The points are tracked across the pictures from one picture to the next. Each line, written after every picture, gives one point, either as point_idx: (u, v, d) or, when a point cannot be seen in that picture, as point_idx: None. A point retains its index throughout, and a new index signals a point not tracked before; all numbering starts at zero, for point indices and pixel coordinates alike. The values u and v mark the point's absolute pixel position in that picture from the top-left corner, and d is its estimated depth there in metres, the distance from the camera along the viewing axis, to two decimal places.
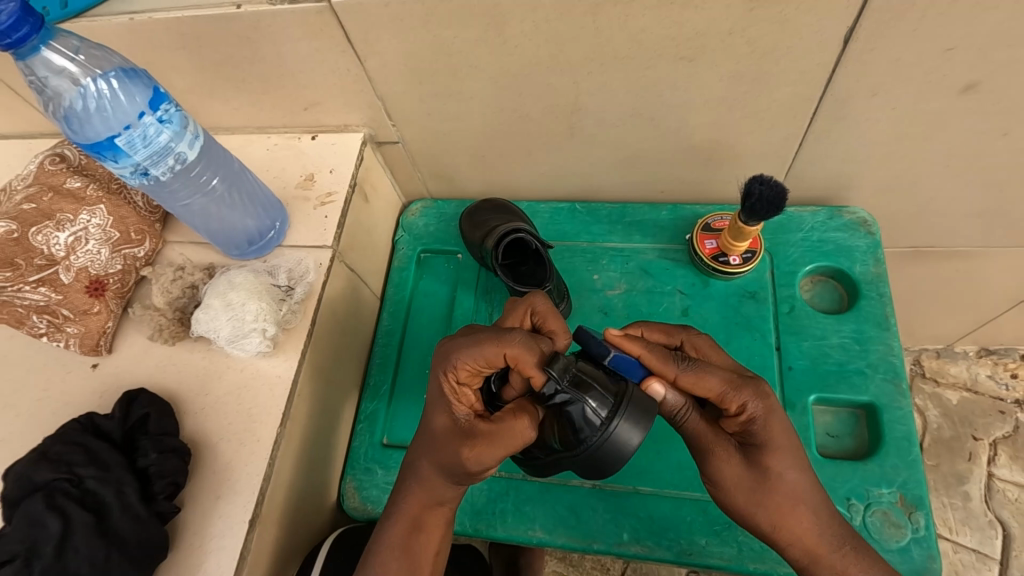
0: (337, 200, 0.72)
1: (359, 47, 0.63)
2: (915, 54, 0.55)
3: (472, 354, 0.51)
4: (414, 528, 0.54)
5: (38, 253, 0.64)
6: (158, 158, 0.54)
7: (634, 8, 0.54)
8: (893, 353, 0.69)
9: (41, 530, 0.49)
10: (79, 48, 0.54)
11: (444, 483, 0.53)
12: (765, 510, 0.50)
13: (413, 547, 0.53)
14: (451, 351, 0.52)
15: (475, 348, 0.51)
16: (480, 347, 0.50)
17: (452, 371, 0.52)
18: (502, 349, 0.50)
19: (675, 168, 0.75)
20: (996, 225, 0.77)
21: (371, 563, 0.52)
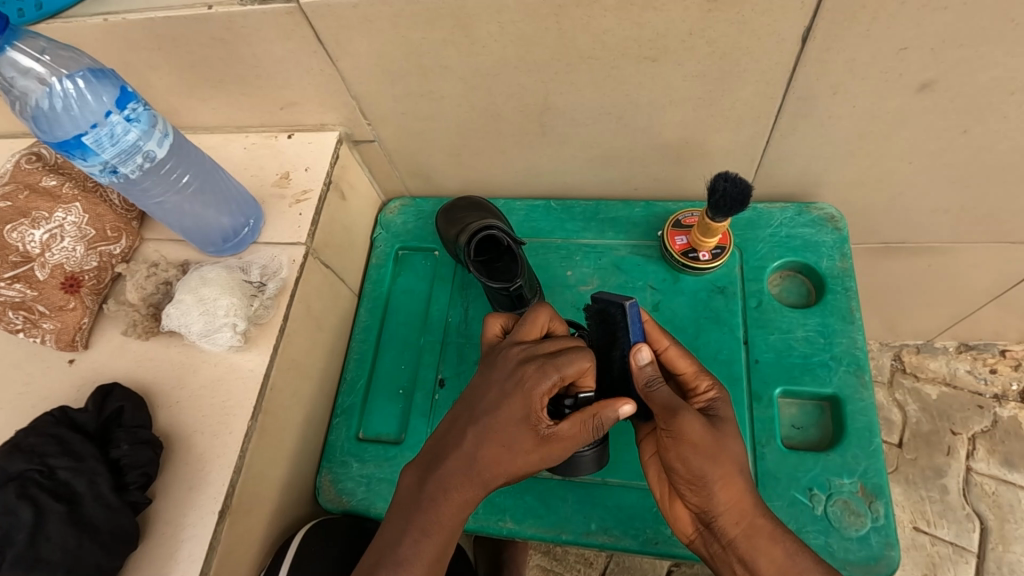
0: (312, 198, 0.74)
1: (331, 47, 0.64)
2: (871, 54, 0.56)
3: (579, 365, 0.54)
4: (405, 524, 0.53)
5: (13, 250, 0.65)
6: (127, 157, 0.55)
7: (595, 8, 0.55)
8: (857, 346, 0.70)
9: (13, 518, 0.51)
10: (45, 49, 0.55)
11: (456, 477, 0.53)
12: (705, 486, 0.53)
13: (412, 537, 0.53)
14: (558, 362, 0.53)
15: (581, 360, 0.54)
16: (583, 359, 0.54)
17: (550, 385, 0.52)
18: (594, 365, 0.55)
19: (645, 166, 0.77)
20: (963, 221, 0.78)
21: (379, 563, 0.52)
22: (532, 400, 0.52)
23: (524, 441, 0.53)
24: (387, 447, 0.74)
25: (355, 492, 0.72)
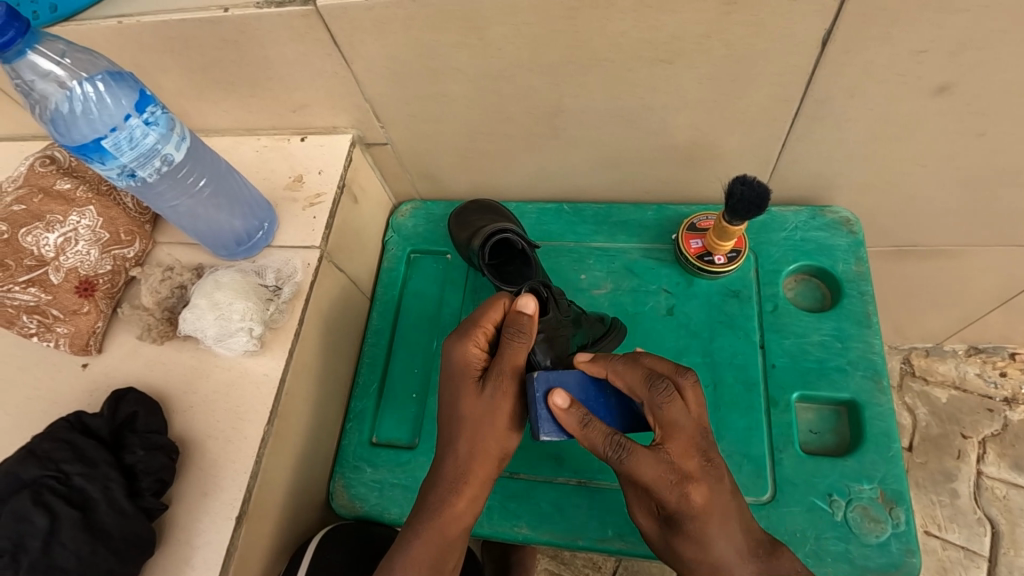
0: (325, 201, 0.73)
1: (345, 50, 0.64)
2: (890, 56, 0.56)
3: (485, 313, 0.58)
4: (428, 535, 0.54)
5: (27, 254, 0.64)
6: (145, 160, 0.55)
7: (613, 10, 0.55)
8: (873, 351, 0.70)
9: (27, 525, 0.50)
10: (65, 52, 0.54)
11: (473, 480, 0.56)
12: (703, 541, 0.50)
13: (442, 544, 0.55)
14: (476, 318, 0.58)
15: (486, 307, 0.58)
16: (491, 305, 0.58)
17: (473, 337, 0.57)
18: (506, 298, 0.59)
19: (660, 168, 0.76)
20: (977, 224, 0.78)
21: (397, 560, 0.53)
22: (460, 360, 0.57)
23: (470, 395, 0.55)
24: (400, 452, 0.73)
25: (368, 497, 0.72)
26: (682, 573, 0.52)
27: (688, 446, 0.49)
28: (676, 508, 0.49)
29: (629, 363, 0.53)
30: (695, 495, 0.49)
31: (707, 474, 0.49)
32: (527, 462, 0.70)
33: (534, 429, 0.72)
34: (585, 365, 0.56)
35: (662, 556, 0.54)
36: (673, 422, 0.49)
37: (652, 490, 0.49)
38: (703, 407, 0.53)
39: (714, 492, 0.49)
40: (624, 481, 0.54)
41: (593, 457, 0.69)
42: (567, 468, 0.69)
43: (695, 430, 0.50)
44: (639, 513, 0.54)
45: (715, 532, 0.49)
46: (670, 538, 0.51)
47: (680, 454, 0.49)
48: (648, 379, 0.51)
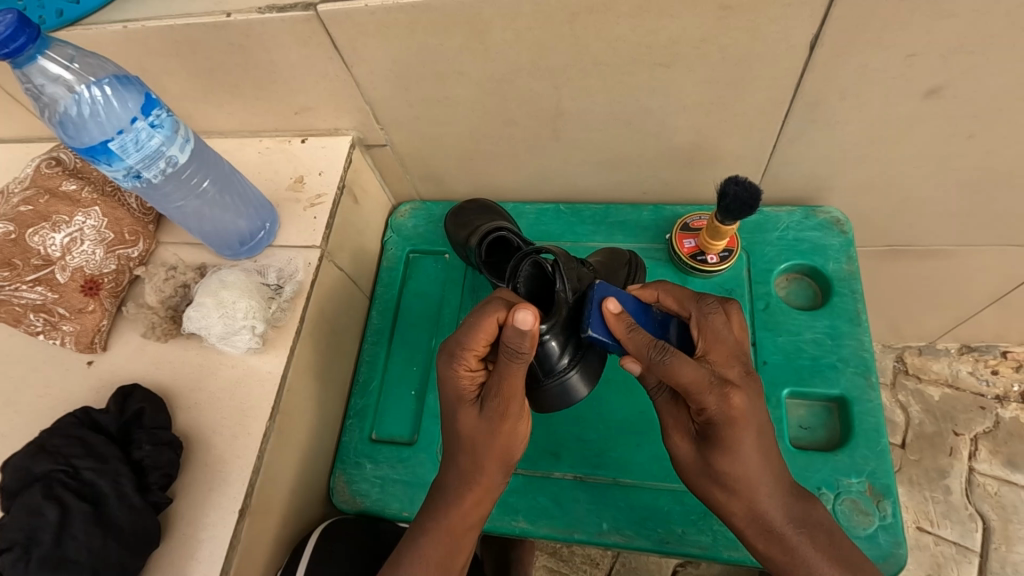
0: (327, 202, 0.75)
1: (346, 54, 0.65)
2: (879, 61, 0.57)
3: (472, 335, 0.53)
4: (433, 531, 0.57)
5: (34, 254, 0.65)
6: (150, 162, 0.56)
7: (609, 16, 0.56)
8: (864, 348, 0.71)
9: (39, 519, 0.51)
10: (74, 57, 0.56)
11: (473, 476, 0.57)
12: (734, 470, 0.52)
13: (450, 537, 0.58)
14: (460, 339, 0.54)
15: (473, 329, 0.53)
16: (479, 324, 0.52)
17: (461, 362, 0.54)
18: (496, 316, 0.52)
19: (656, 169, 0.78)
20: (967, 225, 0.79)
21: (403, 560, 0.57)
22: (453, 386, 0.55)
23: (470, 419, 0.55)
24: (400, 448, 0.75)
25: (369, 493, 0.73)
26: (715, 485, 0.54)
27: (698, 387, 0.49)
28: (713, 415, 0.51)
29: (629, 328, 0.53)
30: (734, 398, 0.50)
31: (745, 381, 0.52)
32: (525, 457, 0.71)
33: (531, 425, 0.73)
34: (614, 317, 0.53)
35: (687, 476, 0.56)
36: (678, 356, 0.49)
37: (688, 392, 0.50)
38: (729, 341, 0.54)
39: (753, 403, 0.51)
40: (662, 400, 0.57)
41: (590, 452, 0.71)
42: (564, 464, 0.71)
43: (698, 381, 0.49)
44: (675, 435, 0.56)
45: (754, 434, 0.51)
46: (706, 452, 0.53)
47: (722, 363, 0.53)
48: (648, 342, 0.51)
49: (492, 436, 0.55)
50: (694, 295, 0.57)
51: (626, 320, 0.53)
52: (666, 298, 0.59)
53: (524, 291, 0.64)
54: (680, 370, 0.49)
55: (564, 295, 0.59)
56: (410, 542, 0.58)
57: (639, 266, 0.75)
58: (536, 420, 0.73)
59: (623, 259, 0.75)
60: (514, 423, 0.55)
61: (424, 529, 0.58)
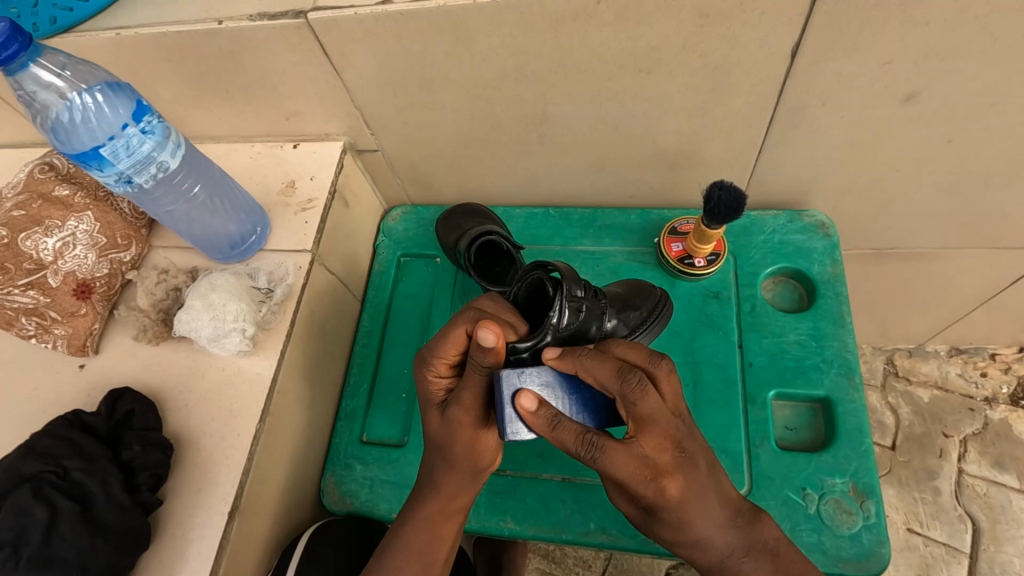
0: (317, 206, 0.75)
1: (336, 60, 0.66)
2: (857, 67, 0.58)
3: (441, 344, 0.54)
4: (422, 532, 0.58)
5: (26, 258, 0.66)
6: (142, 167, 0.57)
7: (593, 24, 0.57)
8: (848, 350, 0.72)
9: (27, 518, 0.52)
10: (66, 65, 0.57)
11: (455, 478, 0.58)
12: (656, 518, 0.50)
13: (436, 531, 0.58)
14: (433, 344, 0.55)
15: (442, 338, 0.54)
16: (448, 334, 0.54)
17: (432, 366, 0.56)
18: (463, 328, 0.53)
19: (643, 173, 0.79)
20: (950, 228, 0.80)
21: (388, 563, 0.57)
22: (423, 389, 0.57)
23: (434, 419, 0.56)
24: (390, 450, 0.75)
25: (358, 494, 0.74)
26: (658, 540, 0.53)
27: (637, 459, 0.46)
28: (652, 502, 0.49)
29: (580, 363, 0.50)
30: (671, 488, 0.47)
31: (679, 465, 0.47)
32: (512, 458, 0.72)
33: None
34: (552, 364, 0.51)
35: (638, 527, 0.55)
36: (608, 455, 0.47)
37: (629, 484, 0.48)
38: (664, 422, 0.47)
39: (691, 483, 0.48)
40: (611, 458, 0.55)
41: None
42: (551, 465, 0.71)
43: (634, 477, 0.47)
44: (621, 500, 0.54)
45: (701, 503, 0.49)
46: (648, 519, 0.52)
47: (654, 449, 0.47)
48: (575, 438, 0.48)
49: (453, 444, 0.55)
50: (644, 360, 0.49)
51: (568, 362, 0.51)
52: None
53: (524, 296, 0.62)
54: (612, 464, 0.47)
55: (554, 322, 0.55)
56: (397, 539, 0.59)
57: (667, 302, 0.72)
58: None
59: (655, 297, 0.73)
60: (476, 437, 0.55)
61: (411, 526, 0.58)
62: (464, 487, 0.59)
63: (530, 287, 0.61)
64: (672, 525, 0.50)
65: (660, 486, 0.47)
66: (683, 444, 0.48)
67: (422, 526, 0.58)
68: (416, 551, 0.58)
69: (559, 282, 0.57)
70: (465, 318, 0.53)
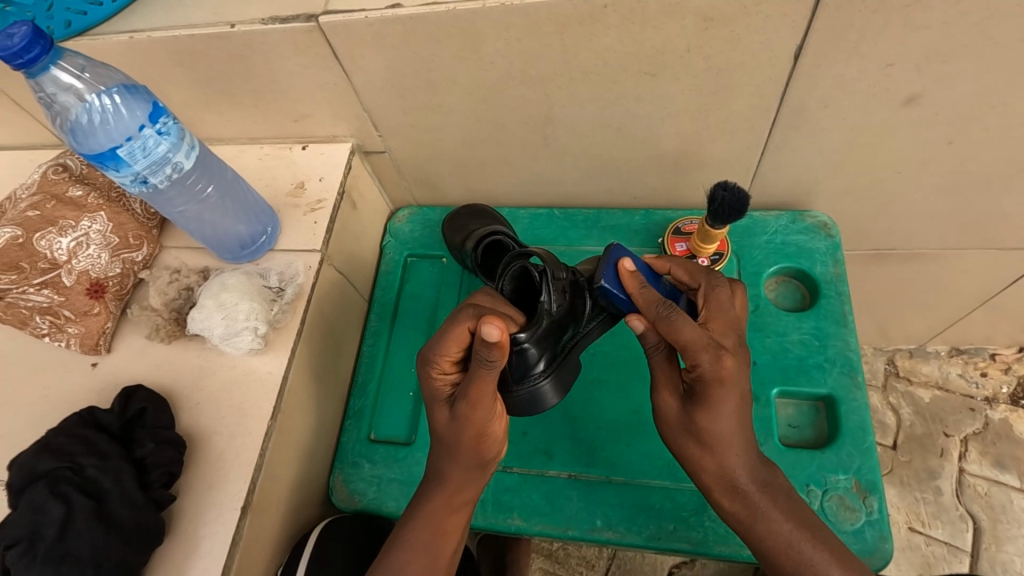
0: (326, 207, 0.76)
1: (346, 63, 0.67)
2: (858, 70, 0.59)
3: (443, 342, 0.55)
4: (425, 529, 0.59)
5: (41, 258, 0.67)
6: (157, 167, 0.58)
7: (599, 27, 0.58)
8: (850, 348, 0.73)
9: (44, 515, 0.53)
10: (84, 67, 0.57)
11: (465, 475, 0.59)
12: (701, 386, 0.53)
13: (445, 525, 0.60)
14: (435, 343, 0.55)
15: (444, 336, 0.54)
16: (449, 332, 0.54)
17: (435, 365, 0.56)
18: (465, 325, 0.54)
19: (647, 175, 0.80)
20: (950, 229, 0.81)
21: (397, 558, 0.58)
22: (428, 388, 0.58)
23: (443, 416, 0.57)
24: (397, 449, 0.76)
25: (366, 492, 0.75)
26: (693, 442, 0.55)
27: (695, 345, 0.52)
28: (704, 372, 0.52)
29: (641, 285, 0.57)
30: (726, 360, 0.52)
31: (739, 349, 0.55)
32: (520, 457, 0.73)
33: (527, 425, 0.75)
34: (627, 276, 0.58)
35: (667, 429, 0.57)
36: (681, 315, 0.53)
37: (686, 352, 0.53)
38: (730, 312, 0.58)
39: (741, 368, 0.54)
40: (657, 357, 0.57)
41: (583, 451, 0.72)
42: (558, 463, 0.72)
43: (697, 340, 0.52)
44: (665, 394, 0.57)
45: (737, 400, 0.53)
46: (689, 410, 0.54)
47: (720, 332, 0.56)
48: (657, 300, 0.55)
49: (462, 438, 0.56)
50: (704, 271, 0.62)
51: (638, 278, 0.58)
52: (677, 271, 0.65)
53: (510, 289, 0.63)
54: (680, 325, 0.53)
55: (547, 307, 0.58)
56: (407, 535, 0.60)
57: None
58: (531, 421, 0.75)
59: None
60: (485, 428, 0.56)
61: (420, 522, 0.59)
62: (471, 482, 0.60)
63: (515, 280, 0.62)
64: (711, 403, 0.53)
65: (718, 353, 0.52)
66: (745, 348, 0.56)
67: (430, 522, 0.59)
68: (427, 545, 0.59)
69: (545, 268, 0.58)
70: (465, 316, 0.54)
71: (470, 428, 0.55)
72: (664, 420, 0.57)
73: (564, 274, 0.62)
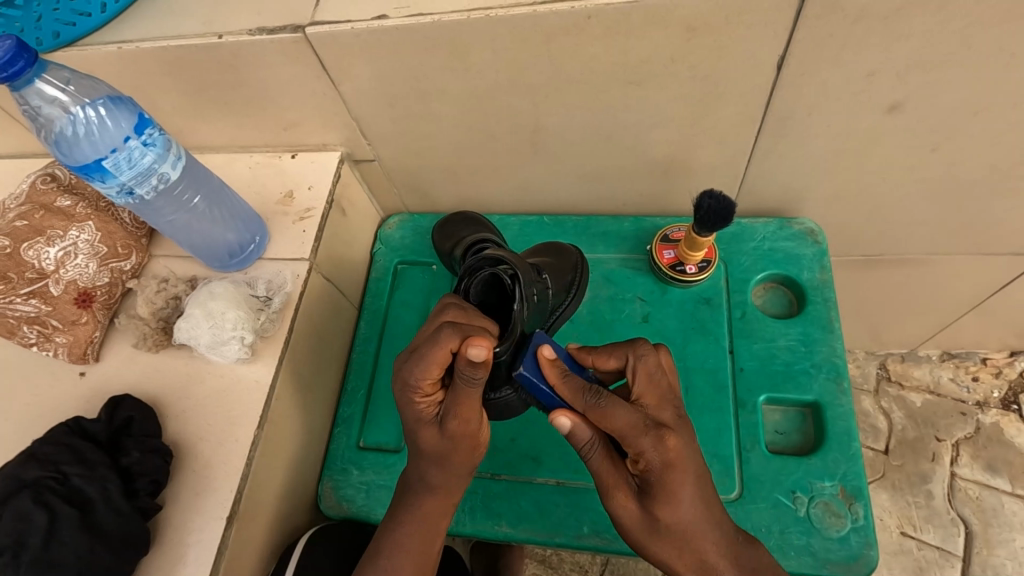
0: (315, 215, 0.77)
1: (334, 73, 0.68)
2: (841, 79, 0.60)
3: (423, 366, 0.53)
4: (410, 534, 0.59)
5: (29, 267, 0.67)
6: (143, 178, 0.58)
7: (584, 37, 0.59)
8: (836, 354, 0.73)
9: (27, 524, 0.53)
10: (70, 79, 0.58)
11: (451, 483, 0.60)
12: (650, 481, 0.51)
13: (426, 531, 0.60)
14: (416, 368, 0.54)
15: (425, 360, 0.53)
16: (431, 356, 0.53)
17: (418, 388, 0.55)
18: (448, 346, 0.53)
19: (636, 182, 0.80)
20: (937, 235, 0.82)
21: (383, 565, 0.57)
22: (411, 410, 0.57)
23: (432, 436, 0.57)
24: (386, 455, 0.76)
25: (355, 498, 0.75)
26: (664, 545, 0.53)
27: (633, 431, 0.50)
28: (651, 459, 0.51)
29: (564, 374, 0.55)
30: (670, 440, 0.51)
31: (678, 424, 0.53)
32: (508, 463, 0.73)
33: (515, 431, 0.75)
34: (548, 364, 0.55)
35: (636, 539, 0.55)
36: (611, 399, 0.51)
37: (625, 439, 0.51)
38: (660, 384, 0.55)
39: (686, 445, 0.52)
40: (597, 459, 0.54)
41: (571, 458, 0.72)
42: (546, 469, 0.72)
43: (631, 426, 0.51)
44: (620, 500, 0.54)
45: (692, 480, 0.52)
46: (649, 508, 0.52)
47: (654, 407, 0.54)
48: (583, 388, 0.53)
49: (457, 448, 0.57)
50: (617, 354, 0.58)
51: (559, 368, 0.55)
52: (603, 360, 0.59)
53: (477, 295, 0.64)
54: (613, 411, 0.51)
55: (520, 316, 0.60)
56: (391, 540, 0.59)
57: (584, 272, 0.78)
58: (519, 427, 0.75)
59: (571, 260, 0.78)
60: (475, 437, 0.57)
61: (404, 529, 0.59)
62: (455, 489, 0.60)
63: (483, 285, 0.63)
64: (668, 493, 0.51)
65: (660, 434, 0.50)
66: (679, 408, 0.55)
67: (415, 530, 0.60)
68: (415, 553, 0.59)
69: (516, 274, 0.60)
70: (447, 337, 0.53)
71: (461, 441, 0.57)
72: (625, 526, 0.54)
73: (533, 277, 0.64)
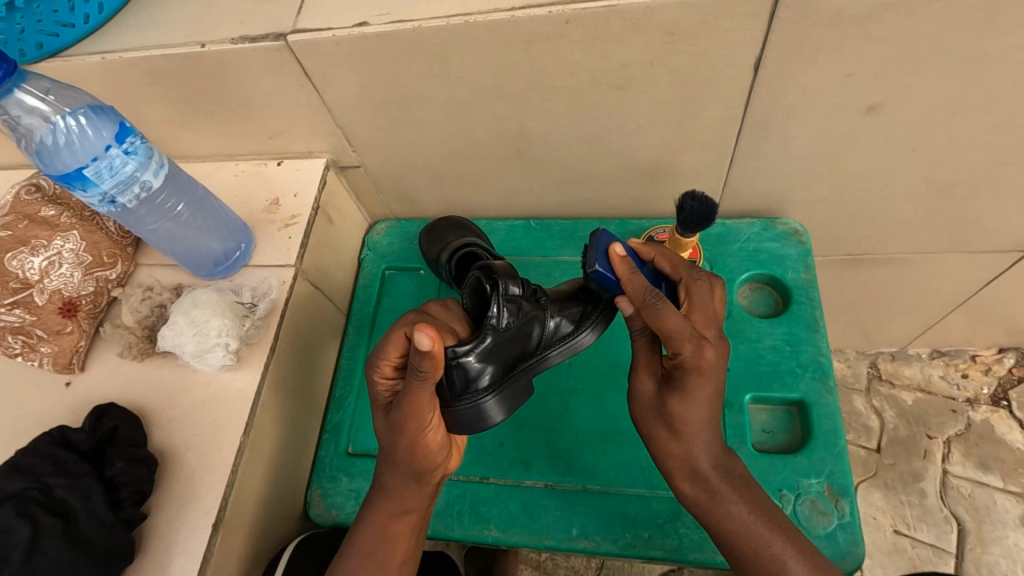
0: (300, 222, 0.77)
1: (318, 80, 0.68)
2: (818, 81, 0.61)
3: (382, 346, 0.56)
4: (383, 537, 0.59)
5: (12, 277, 0.67)
6: (124, 187, 0.59)
7: (563, 42, 0.59)
8: (821, 354, 0.74)
9: (9, 536, 0.52)
10: (49, 89, 0.59)
11: (407, 489, 0.60)
12: (681, 373, 0.55)
13: (394, 530, 0.60)
14: (377, 347, 0.57)
15: (384, 341, 0.56)
16: (389, 336, 0.55)
17: (376, 369, 0.57)
18: (403, 330, 0.55)
19: (621, 185, 0.80)
20: (920, 233, 0.82)
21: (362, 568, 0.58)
22: (370, 390, 0.59)
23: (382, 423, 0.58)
24: (374, 462, 0.76)
25: (344, 505, 0.74)
26: (662, 431, 0.58)
27: (681, 334, 0.53)
28: (688, 363, 0.55)
29: (632, 271, 0.57)
30: (693, 366, 0.53)
31: (718, 342, 0.57)
32: (496, 467, 0.73)
33: (503, 435, 0.75)
34: (619, 261, 0.57)
35: (653, 440, 0.59)
36: (667, 305, 0.54)
37: (669, 339, 0.54)
38: (711, 308, 0.59)
39: (721, 357, 0.56)
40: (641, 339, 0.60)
41: (559, 460, 0.72)
42: (534, 472, 0.72)
43: (680, 330, 0.53)
44: (643, 371, 0.60)
45: (710, 388, 0.55)
46: (665, 395, 0.57)
47: (703, 325, 0.57)
48: (643, 289, 0.56)
49: (398, 446, 0.57)
50: (642, 289, 0.56)
51: (632, 266, 0.57)
52: (661, 260, 0.62)
53: (469, 302, 0.63)
54: (667, 315, 0.53)
55: (494, 321, 0.57)
56: (362, 539, 0.59)
57: None
58: (508, 430, 0.75)
59: None
60: (419, 436, 0.56)
61: (380, 532, 0.59)
62: (414, 490, 0.60)
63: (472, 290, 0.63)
64: (687, 389, 0.55)
65: (701, 343, 0.54)
66: (724, 336, 0.58)
67: (395, 534, 0.60)
68: (394, 559, 0.59)
69: (497, 280, 0.59)
70: (404, 321, 0.56)
71: (406, 437, 0.56)
72: (638, 398, 0.60)
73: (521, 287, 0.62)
